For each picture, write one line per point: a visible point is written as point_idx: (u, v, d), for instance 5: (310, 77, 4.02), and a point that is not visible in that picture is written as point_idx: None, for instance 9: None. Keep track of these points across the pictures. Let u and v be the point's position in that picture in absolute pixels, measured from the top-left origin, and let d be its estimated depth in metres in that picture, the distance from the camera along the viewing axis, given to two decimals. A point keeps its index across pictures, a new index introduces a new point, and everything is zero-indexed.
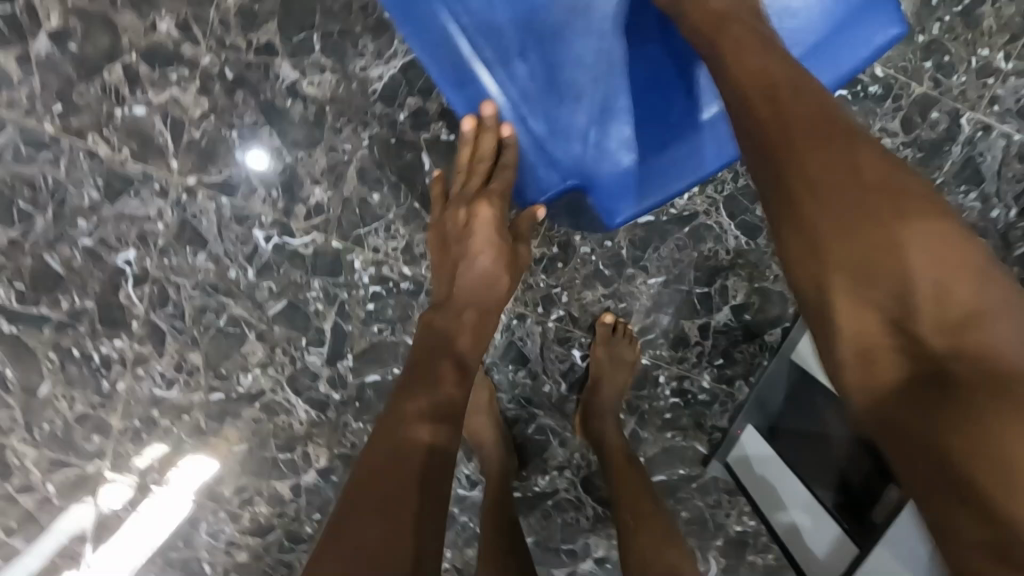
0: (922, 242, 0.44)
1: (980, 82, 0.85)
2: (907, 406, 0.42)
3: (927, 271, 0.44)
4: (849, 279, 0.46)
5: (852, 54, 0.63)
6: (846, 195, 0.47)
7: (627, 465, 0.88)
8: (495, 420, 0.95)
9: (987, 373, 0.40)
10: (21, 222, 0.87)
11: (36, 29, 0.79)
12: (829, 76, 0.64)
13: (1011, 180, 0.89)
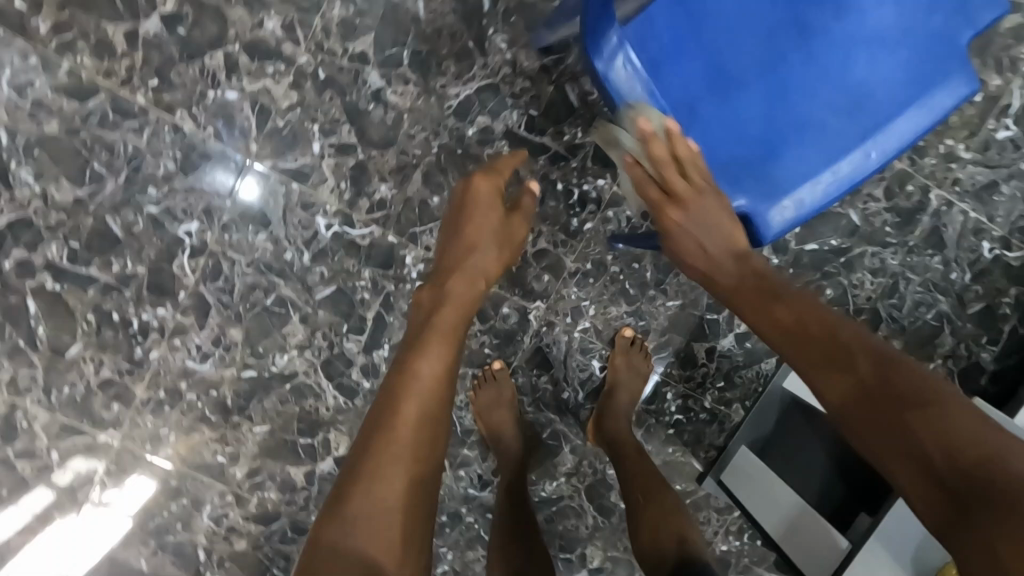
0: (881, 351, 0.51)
1: (945, 165, 1.04)
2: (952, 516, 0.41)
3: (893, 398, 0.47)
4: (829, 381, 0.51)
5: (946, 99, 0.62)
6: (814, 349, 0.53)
7: (637, 454, 0.94)
8: (515, 417, 1.00)
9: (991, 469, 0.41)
10: (91, 183, 0.90)
11: (150, 11, 0.87)
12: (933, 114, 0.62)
13: (966, 249, 1.07)
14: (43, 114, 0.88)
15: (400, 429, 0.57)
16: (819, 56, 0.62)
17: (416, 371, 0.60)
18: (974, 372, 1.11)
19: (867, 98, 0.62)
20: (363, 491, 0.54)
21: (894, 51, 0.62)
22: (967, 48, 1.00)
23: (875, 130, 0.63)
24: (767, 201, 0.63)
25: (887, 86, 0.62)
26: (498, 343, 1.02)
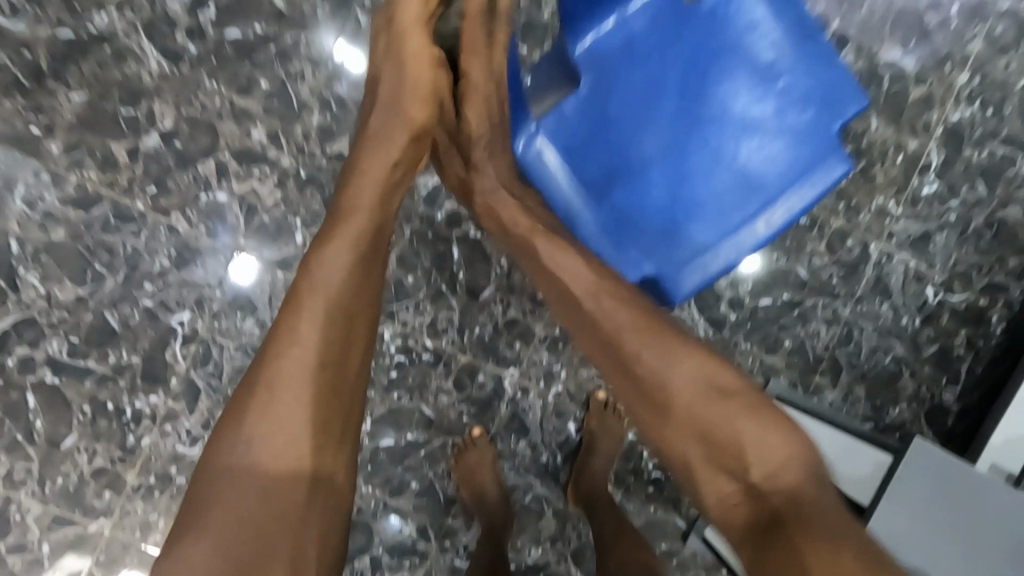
0: (745, 424, 0.62)
1: (879, 220, 1.13)
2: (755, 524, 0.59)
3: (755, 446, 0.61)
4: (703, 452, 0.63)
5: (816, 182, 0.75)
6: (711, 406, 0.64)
7: (614, 509, 0.99)
8: (496, 483, 1.03)
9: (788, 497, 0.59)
10: (92, 282, 0.98)
11: (150, 128, 0.98)
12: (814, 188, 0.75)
13: (912, 295, 1.14)
14: (51, 223, 0.97)
15: (297, 336, 0.63)
16: (705, 150, 0.78)
17: (315, 279, 0.66)
18: (939, 413, 1.15)
19: (750, 181, 0.78)
20: (263, 401, 0.61)
21: (767, 143, 0.77)
22: (883, 117, 1.12)
23: (765, 206, 0.77)
24: (672, 265, 0.78)
25: (765, 169, 0.77)
26: (475, 411, 1.06)
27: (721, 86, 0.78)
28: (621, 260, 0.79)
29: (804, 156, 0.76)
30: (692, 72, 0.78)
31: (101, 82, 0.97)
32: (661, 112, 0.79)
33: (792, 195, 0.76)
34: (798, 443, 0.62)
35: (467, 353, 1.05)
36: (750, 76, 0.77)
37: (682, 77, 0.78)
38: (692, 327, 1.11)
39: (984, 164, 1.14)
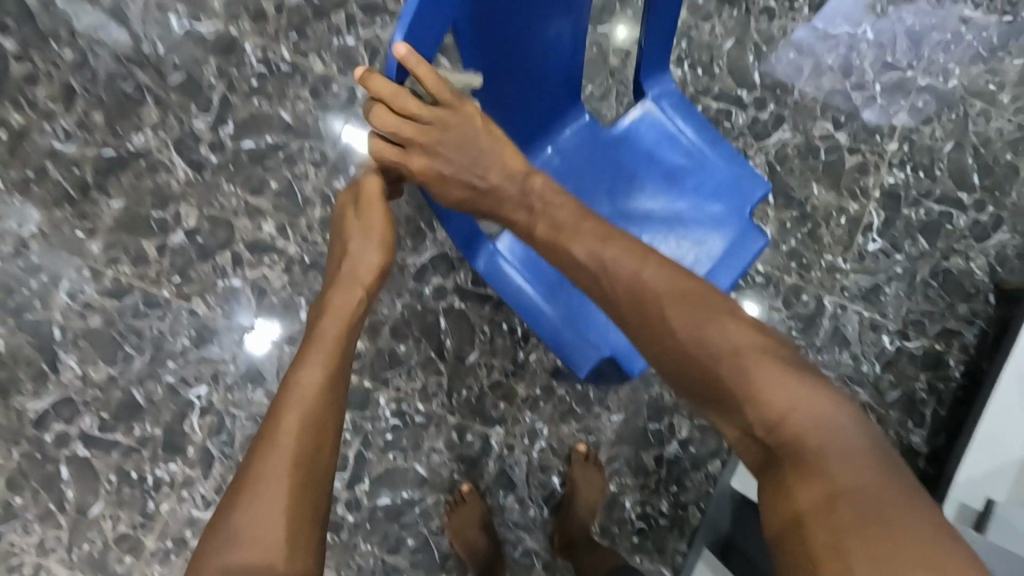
0: (771, 374, 0.59)
1: (831, 275, 1.23)
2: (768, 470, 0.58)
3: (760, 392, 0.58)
4: (711, 399, 0.61)
5: (739, 257, 0.85)
6: (710, 348, 0.61)
7: (598, 550, 1.08)
8: (487, 536, 1.10)
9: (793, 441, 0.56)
10: (122, 363, 1.11)
11: (176, 227, 1.13)
12: (738, 262, 0.85)
13: (869, 343, 1.23)
14: (89, 312, 1.11)
15: (276, 435, 0.64)
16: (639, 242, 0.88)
17: (296, 383, 0.68)
18: (910, 456, 1.21)
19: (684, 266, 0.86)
20: (243, 503, 0.61)
21: (692, 230, 0.87)
22: (824, 184, 1.24)
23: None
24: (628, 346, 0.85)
25: (695, 253, 0.87)
26: (465, 468, 1.15)
27: (646, 185, 0.89)
28: (579, 348, 0.85)
29: (725, 237, 0.86)
30: (618, 178, 0.89)
31: (136, 190, 1.13)
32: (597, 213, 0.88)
33: (721, 272, 0.85)
34: (817, 388, 0.58)
35: (455, 414, 1.15)
36: (667, 177, 0.89)
37: (610, 183, 0.90)
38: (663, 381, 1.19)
39: (923, 220, 1.25)
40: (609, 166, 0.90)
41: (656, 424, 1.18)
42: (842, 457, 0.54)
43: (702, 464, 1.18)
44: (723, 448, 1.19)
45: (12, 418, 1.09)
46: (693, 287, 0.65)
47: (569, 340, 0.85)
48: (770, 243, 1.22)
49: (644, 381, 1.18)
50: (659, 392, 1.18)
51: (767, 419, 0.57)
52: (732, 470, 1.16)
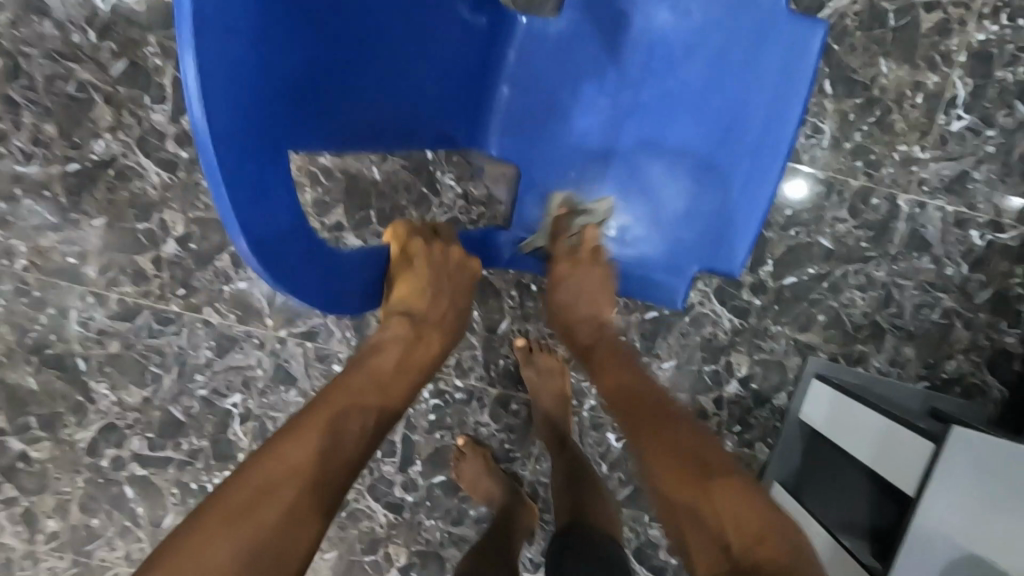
0: (734, 509, 0.54)
1: (906, 170, 1.04)
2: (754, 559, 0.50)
3: (724, 515, 0.54)
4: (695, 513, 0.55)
5: (795, 61, 0.71)
6: (678, 440, 0.62)
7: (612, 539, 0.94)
8: (491, 485, 1.07)
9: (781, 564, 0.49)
10: (153, 382, 1.09)
11: (166, 236, 1.05)
12: (797, 63, 0.72)
13: (955, 242, 1.06)
14: (106, 338, 1.07)
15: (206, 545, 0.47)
16: (670, 129, 0.77)
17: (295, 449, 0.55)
18: (1003, 360, 1.09)
19: (758, 82, 0.73)
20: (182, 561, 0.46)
21: (723, 76, 0.74)
22: (894, 57, 1.01)
23: (776, 102, 0.73)
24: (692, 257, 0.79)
25: (742, 77, 0.74)
26: (515, 437, 1.11)
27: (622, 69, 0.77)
28: (674, 273, 0.80)
29: (770, 49, 0.72)
30: (597, 83, 0.78)
31: (114, 205, 1.04)
32: (603, 126, 0.79)
33: (797, 66, 0.71)
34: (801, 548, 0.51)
35: (496, 386, 1.09)
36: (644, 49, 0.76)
37: (582, 91, 0.79)
38: (716, 319, 1.08)
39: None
40: (560, 74, 0.79)
41: (713, 366, 1.09)
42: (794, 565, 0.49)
43: (766, 400, 1.10)
44: (788, 381, 1.10)
45: (66, 450, 1.10)
46: (694, 444, 0.62)
47: (646, 281, 0.82)
48: (830, 142, 1.04)
49: (694, 324, 1.08)
50: (712, 331, 1.08)
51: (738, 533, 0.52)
52: (800, 402, 1.08)
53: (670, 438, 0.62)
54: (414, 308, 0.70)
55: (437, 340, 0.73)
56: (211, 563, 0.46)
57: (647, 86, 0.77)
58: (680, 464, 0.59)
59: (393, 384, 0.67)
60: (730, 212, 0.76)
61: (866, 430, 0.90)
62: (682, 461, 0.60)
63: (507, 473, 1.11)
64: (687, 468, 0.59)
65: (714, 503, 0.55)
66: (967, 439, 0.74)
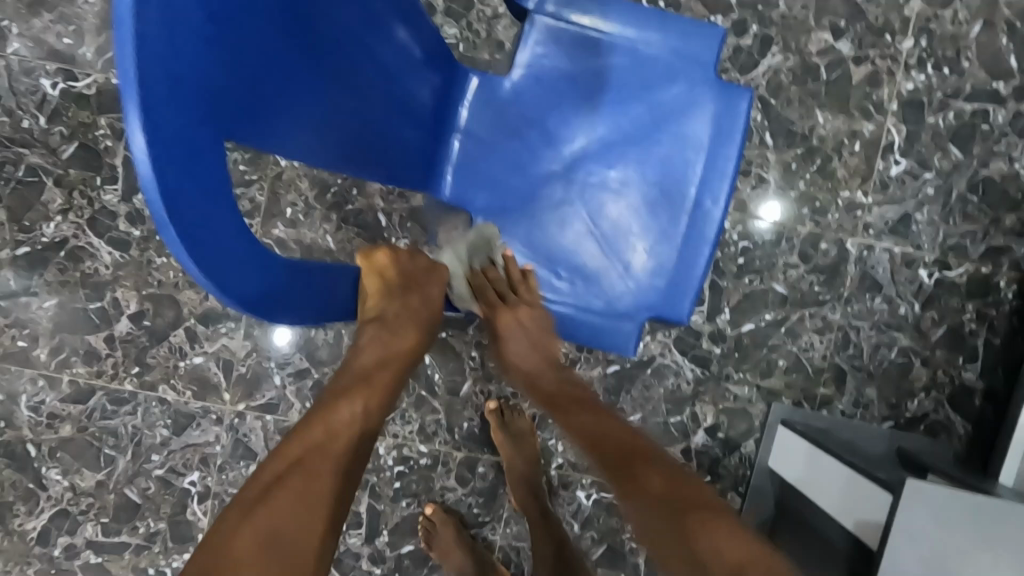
0: (696, 510, 0.54)
1: (851, 215, 1.07)
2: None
3: (688, 514, 0.54)
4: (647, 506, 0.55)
5: (731, 121, 0.70)
6: (647, 474, 0.58)
7: None
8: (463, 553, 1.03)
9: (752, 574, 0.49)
10: (107, 465, 1.05)
11: (119, 314, 1.03)
12: (733, 122, 0.70)
13: (905, 282, 1.08)
14: (58, 421, 1.04)
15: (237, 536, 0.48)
16: (612, 181, 0.72)
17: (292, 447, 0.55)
18: (964, 395, 1.10)
19: (697, 142, 0.70)
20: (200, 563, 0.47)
21: (666, 126, 0.71)
22: (829, 109, 1.05)
23: (712, 158, 0.70)
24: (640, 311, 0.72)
25: (681, 136, 0.71)
26: (483, 501, 1.08)
27: (562, 126, 0.72)
28: (611, 332, 0.72)
29: (706, 108, 0.70)
30: (535, 140, 0.72)
31: (65, 285, 1.02)
32: (544, 182, 0.73)
33: (731, 125, 0.70)
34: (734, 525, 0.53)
35: (462, 449, 1.07)
36: (585, 107, 0.71)
37: (516, 150, 0.73)
38: (678, 369, 1.08)
39: (953, 126, 1.06)
40: (496, 133, 0.73)
41: (678, 417, 1.08)
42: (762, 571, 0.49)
43: (734, 448, 1.09)
44: (755, 428, 1.09)
45: (15, 541, 1.06)
46: (663, 476, 0.58)
47: (592, 334, 0.73)
48: (775, 192, 1.06)
49: (656, 376, 1.07)
50: (675, 382, 1.08)
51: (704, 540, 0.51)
52: (768, 449, 1.08)
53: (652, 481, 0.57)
54: (388, 314, 0.65)
55: (411, 338, 0.67)
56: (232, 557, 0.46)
57: (592, 134, 0.72)
58: (645, 471, 0.58)
59: (379, 375, 0.64)
60: (675, 267, 0.72)
61: (834, 479, 0.89)
62: (657, 487, 0.57)
63: (475, 539, 1.07)
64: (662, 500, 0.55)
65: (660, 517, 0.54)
66: (920, 493, 0.73)
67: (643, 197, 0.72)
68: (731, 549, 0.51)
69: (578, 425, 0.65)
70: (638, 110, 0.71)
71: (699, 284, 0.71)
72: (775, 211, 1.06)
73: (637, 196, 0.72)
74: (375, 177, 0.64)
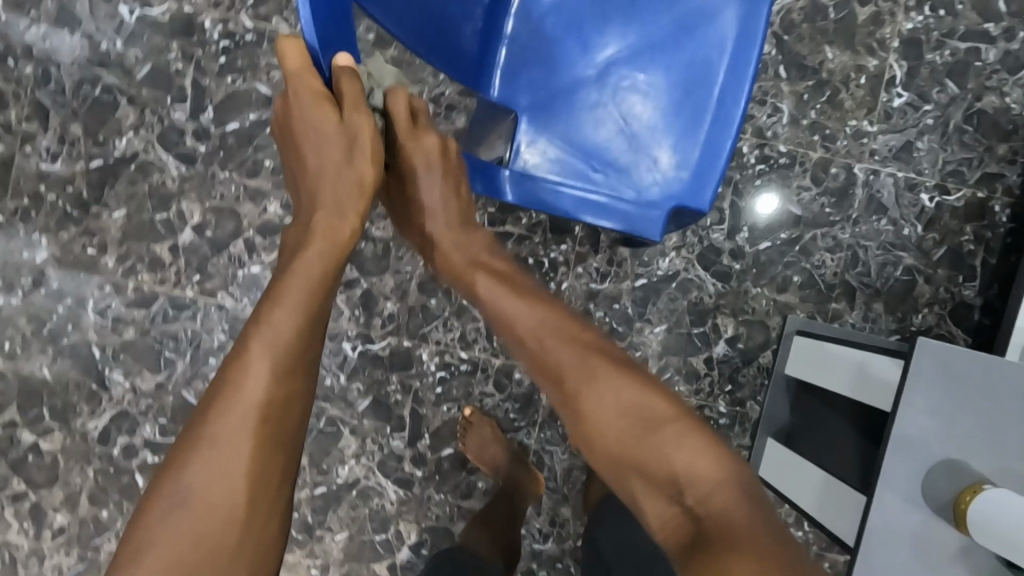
0: (681, 453, 0.61)
1: (858, 142, 1.17)
2: (680, 517, 0.58)
3: (678, 461, 0.60)
4: (628, 456, 0.63)
5: (754, 21, 0.77)
6: (630, 424, 0.64)
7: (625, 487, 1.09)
8: (500, 452, 1.11)
9: (714, 521, 0.54)
10: (166, 367, 1.12)
11: (183, 225, 1.11)
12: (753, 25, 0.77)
13: (907, 205, 1.17)
14: (121, 325, 1.11)
15: (180, 482, 0.56)
16: (642, 80, 0.84)
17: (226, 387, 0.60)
18: (964, 310, 1.18)
19: (718, 43, 0.79)
20: (156, 511, 0.55)
21: (691, 32, 0.81)
22: (837, 45, 1.15)
23: (732, 58, 0.79)
24: (666, 199, 0.82)
25: (703, 40, 0.80)
26: (519, 406, 1.15)
27: (598, 33, 0.84)
28: (641, 216, 0.80)
29: (731, 14, 0.78)
30: (573, 46, 0.85)
31: (134, 197, 1.10)
32: (582, 81, 0.85)
33: (753, 27, 0.77)
34: (709, 455, 0.60)
35: (499, 356, 1.15)
36: (618, 16, 0.83)
37: (558, 55, 0.86)
38: (701, 284, 1.16)
39: (950, 62, 1.16)
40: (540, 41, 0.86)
41: (700, 328, 1.16)
42: (719, 506, 0.56)
43: (753, 358, 1.17)
44: (772, 339, 1.17)
45: (78, 440, 1.12)
46: (648, 414, 0.65)
47: (625, 218, 0.79)
48: (788, 120, 1.16)
49: (680, 289, 1.16)
50: (697, 295, 1.16)
51: (688, 489, 0.58)
52: (784, 357, 1.15)
53: (626, 435, 0.64)
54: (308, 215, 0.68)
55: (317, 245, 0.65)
56: (179, 494, 0.55)
57: (622, 44, 0.84)
58: (627, 424, 0.64)
59: (280, 294, 0.63)
60: (696, 159, 0.81)
61: (848, 364, 0.98)
62: (638, 435, 0.63)
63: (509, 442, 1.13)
64: (643, 450, 0.63)
65: (651, 473, 0.61)
66: (937, 352, 0.82)
67: (670, 93, 0.83)
68: (713, 497, 0.57)
69: (573, 370, 0.68)
70: (666, 18, 0.82)
71: (720, 174, 0.80)
72: (771, 204, 1.16)
73: (664, 92, 0.83)
74: (439, 64, 0.78)
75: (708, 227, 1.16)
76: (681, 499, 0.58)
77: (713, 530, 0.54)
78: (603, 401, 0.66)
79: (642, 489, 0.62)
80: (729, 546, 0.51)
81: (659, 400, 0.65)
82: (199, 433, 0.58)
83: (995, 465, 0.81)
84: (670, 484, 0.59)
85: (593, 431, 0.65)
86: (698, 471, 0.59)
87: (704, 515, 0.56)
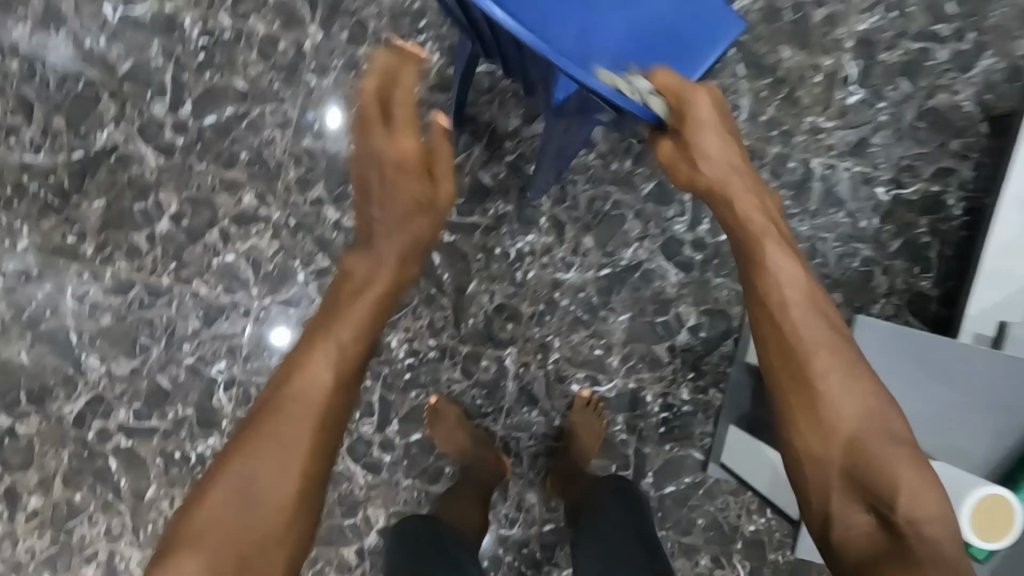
0: (867, 415, 0.70)
1: (815, 138, 1.21)
2: (918, 481, 0.66)
3: (856, 438, 0.69)
4: (835, 417, 0.70)
5: None
6: (814, 407, 0.71)
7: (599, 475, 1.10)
8: (465, 434, 1.13)
9: (892, 520, 0.66)
10: (141, 353, 1.15)
11: (160, 215, 1.15)
12: None
13: (864, 198, 1.21)
14: (98, 311, 1.15)
15: (241, 483, 0.61)
16: None
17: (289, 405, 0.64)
18: (921, 301, 1.21)
19: None
20: (213, 507, 0.60)
21: None
22: (793, 45, 1.20)
23: None
24: (703, 32, 0.85)
25: None
26: (486, 393, 1.18)
27: None
28: (701, 52, 0.84)
29: None
30: None
31: (113, 187, 1.14)
32: None
33: None
34: (937, 489, 0.66)
35: (467, 343, 1.18)
36: None
37: None
38: (664, 275, 1.19)
39: (902, 61, 1.21)
40: None
41: (663, 317, 1.19)
42: (916, 490, 0.66)
43: (715, 347, 1.20)
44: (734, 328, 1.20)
45: (54, 424, 1.14)
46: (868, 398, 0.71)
47: (693, 55, 0.84)
48: (747, 116, 1.20)
49: (644, 279, 1.19)
50: (660, 285, 1.19)
51: (905, 487, 0.66)
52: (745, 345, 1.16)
53: (843, 397, 0.70)
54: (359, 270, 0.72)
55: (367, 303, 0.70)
56: (239, 498, 0.61)
57: None
58: (854, 391, 0.71)
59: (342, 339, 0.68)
60: None
61: None
62: (863, 409, 0.70)
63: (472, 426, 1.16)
64: (873, 424, 0.70)
65: (846, 441, 0.69)
66: (874, 332, 0.86)
67: None
68: (921, 504, 0.65)
69: (799, 327, 0.73)
70: None
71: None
72: None
73: None
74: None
75: (670, 219, 1.19)
76: (897, 475, 0.67)
77: (901, 522, 0.65)
78: (849, 410, 0.70)
79: (836, 440, 0.70)
80: (926, 549, 0.64)
81: (887, 407, 0.70)
82: (260, 443, 0.62)
83: (931, 438, 0.86)
84: (867, 459, 0.69)
85: (826, 422, 0.70)
86: (889, 461, 0.68)
87: (899, 500, 0.66)
